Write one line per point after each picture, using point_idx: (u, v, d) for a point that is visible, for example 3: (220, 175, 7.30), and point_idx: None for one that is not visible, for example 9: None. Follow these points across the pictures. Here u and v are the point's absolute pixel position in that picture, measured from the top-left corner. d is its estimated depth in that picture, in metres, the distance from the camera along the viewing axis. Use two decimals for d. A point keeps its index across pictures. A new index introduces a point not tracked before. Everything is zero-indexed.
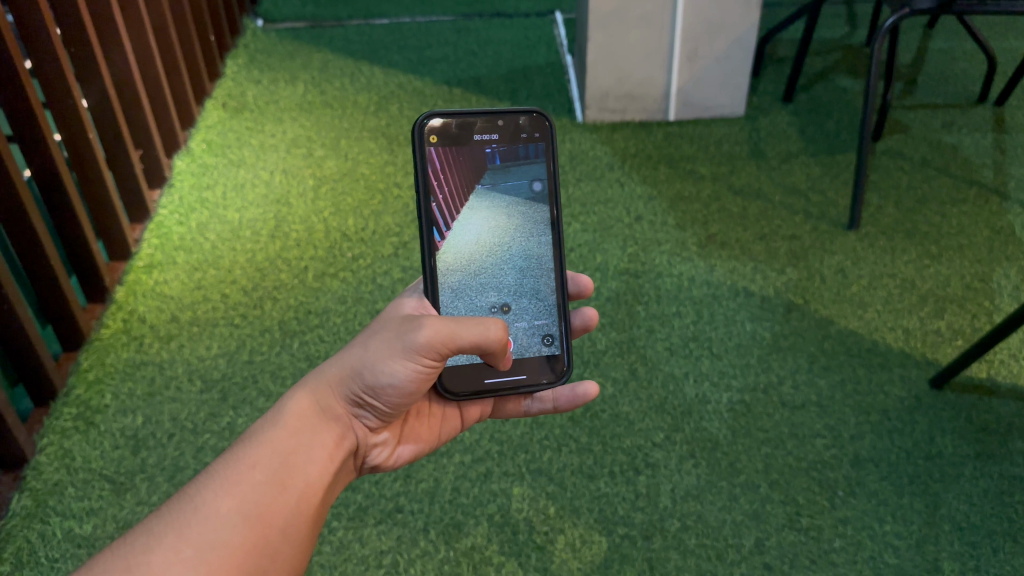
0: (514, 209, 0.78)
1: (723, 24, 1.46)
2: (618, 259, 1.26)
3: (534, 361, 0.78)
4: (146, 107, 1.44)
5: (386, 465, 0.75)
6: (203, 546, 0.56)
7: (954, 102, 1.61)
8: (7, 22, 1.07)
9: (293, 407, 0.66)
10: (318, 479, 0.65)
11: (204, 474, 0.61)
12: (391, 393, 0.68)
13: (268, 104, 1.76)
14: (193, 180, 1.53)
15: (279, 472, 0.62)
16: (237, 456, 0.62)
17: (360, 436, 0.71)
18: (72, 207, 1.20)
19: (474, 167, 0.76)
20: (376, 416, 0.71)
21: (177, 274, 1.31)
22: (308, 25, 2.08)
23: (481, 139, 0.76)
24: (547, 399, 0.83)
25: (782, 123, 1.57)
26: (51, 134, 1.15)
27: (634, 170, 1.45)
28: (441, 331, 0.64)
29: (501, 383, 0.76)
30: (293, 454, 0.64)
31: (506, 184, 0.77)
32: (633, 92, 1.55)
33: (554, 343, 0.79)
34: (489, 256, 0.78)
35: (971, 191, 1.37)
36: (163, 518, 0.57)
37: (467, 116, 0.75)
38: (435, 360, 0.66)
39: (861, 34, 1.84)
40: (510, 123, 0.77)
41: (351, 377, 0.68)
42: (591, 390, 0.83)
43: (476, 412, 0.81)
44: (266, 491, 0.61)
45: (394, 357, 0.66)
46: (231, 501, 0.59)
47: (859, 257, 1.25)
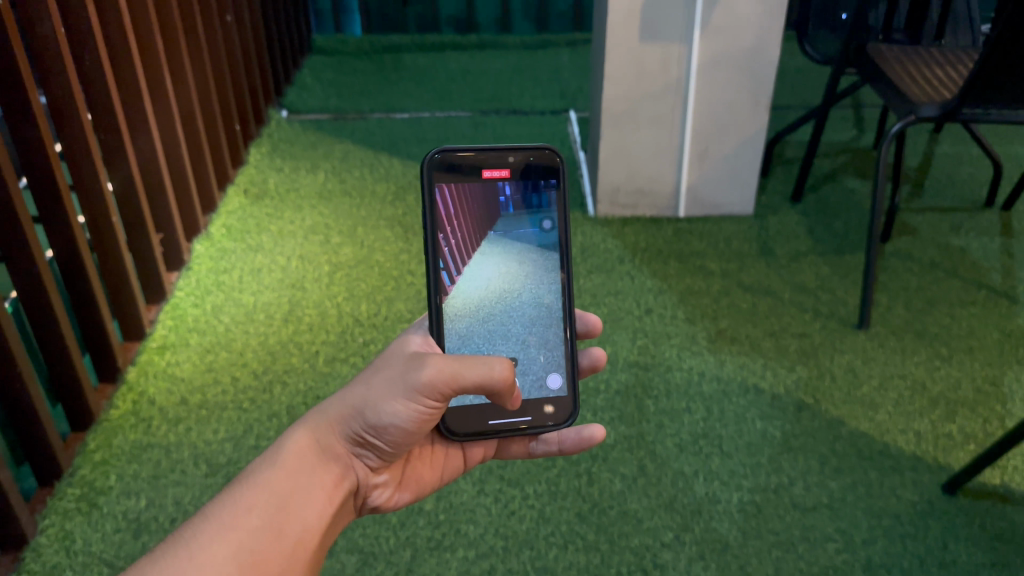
0: (525, 247, 0.79)
1: (732, 126, 1.50)
2: (628, 351, 1.27)
3: (539, 401, 0.79)
4: (169, 193, 1.48)
5: (386, 505, 0.76)
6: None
7: (961, 205, 1.63)
8: (43, 109, 1.11)
9: (294, 448, 0.67)
10: (316, 520, 0.65)
11: (198, 519, 0.61)
12: (392, 433, 0.68)
13: (288, 191, 1.80)
14: (211, 263, 1.56)
15: (276, 513, 0.63)
16: (233, 498, 0.62)
17: (359, 476, 0.71)
18: (91, 288, 1.22)
19: (485, 206, 0.77)
20: (376, 456, 0.71)
21: (189, 355, 1.32)
22: (331, 117, 2.15)
23: (490, 177, 0.77)
24: (553, 441, 0.83)
25: (791, 222, 1.59)
26: (75, 215, 1.18)
27: (644, 264, 1.47)
28: (445, 371, 0.65)
29: (505, 425, 0.77)
30: (290, 496, 0.64)
31: (516, 223, 0.79)
32: (644, 188, 1.58)
33: (560, 384, 0.80)
34: (500, 299, 0.79)
35: (980, 294, 1.38)
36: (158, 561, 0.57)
37: (476, 153, 0.76)
38: (438, 400, 0.67)
39: (868, 138, 1.89)
40: (519, 160, 0.78)
41: (352, 417, 0.68)
42: (596, 433, 0.82)
43: (478, 454, 0.82)
44: (261, 537, 0.61)
45: (396, 397, 0.66)
46: (227, 544, 0.59)
47: (869, 357, 1.25)
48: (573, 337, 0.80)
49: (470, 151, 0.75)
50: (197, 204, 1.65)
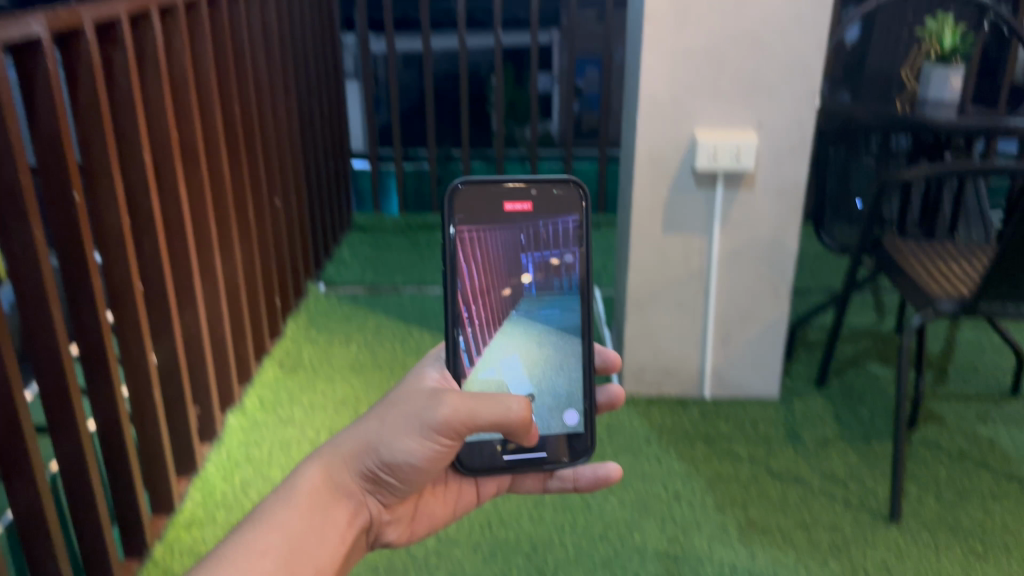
0: (547, 276, 0.87)
1: (754, 312, 1.54)
2: (656, 539, 1.26)
3: (557, 440, 0.88)
4: (208, 369, 1.53)
5: (397, 535, 0.87)
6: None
7: (987, 393, 1.64)
8: (101, 287, 1.18)
9: (316, 481, 0.77)
10: (331, 541, 0.75)
11: (232, 539, 0.71)
12: (404, 469, 0.79)
13: (321, 364, 1.85)
14: (243, 436, 1.59)
15: (298, 535, 0.73)
16: (262, 521, 0.73)
17: (374, 510, 0.83)
18: (127, 461, 1.25)
19: (507, 244, 0.86)
20: (389, 492, 0.82)
21: (217, 533, 1.32)
22: (366, 291, 2.24)
23: (513, 208, 0.86)
24: (568, 479, 0.93)
25: (817, 407, 1.60)
26: (120, 388, 1.22)
27: (671, 446, 1.48)
28: (459, 411, 0.76)
29: (522, 461, 0.86)
30: (309, 521, 0.75)
31: (542, 252, 0.87)
32: (670, 369, 1.60)
33: (577, 421, 0.88)
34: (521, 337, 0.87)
35: (1012, 487, 1.36)
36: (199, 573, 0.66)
37: (498, 186, 0.85)
38: (449, 439, 0.78)
39: (889, 322, 1.93)
40: (542, 191, 0.86)
41: (368, 453, 0.79)
42: (610, 472, 0.92)
43: (491, 489, 0.93)
44: (283, 551, 0.71)
45: (411, 433, 0.77)
46: (262, 555, 0.69)
47: (903, 552, 1.23)
48: (591, 383, 0.88)
49: (491, 182, 0.85)
50: (234, 377, 1.69)
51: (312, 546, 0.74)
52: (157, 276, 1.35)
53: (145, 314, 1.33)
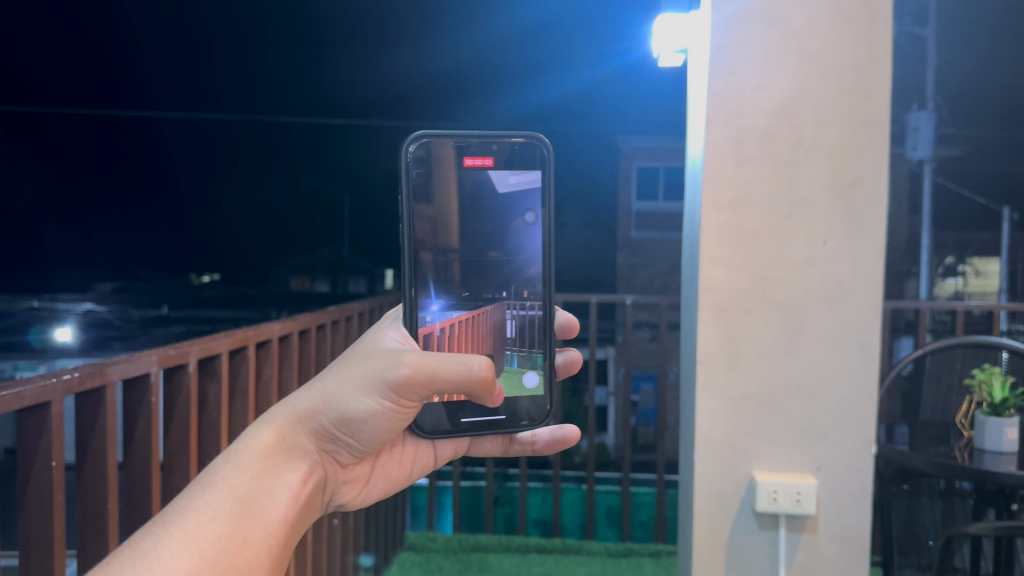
0: (507, 225, 1.07)
1: None
2: None
3: (518, 402, 1.04)
4: None
5: (349, 495, 0.95)
6: (215, 541, 0.70)
7: None
8: None
9: (273, 439, 0.83)
10: (290, 492, 0.81)
11: (186, 498, 0.74)
12: (357, 420, 0.87)
13: None
14: None
15: (257, 484, 0.78)
16: (217, 475, 0.77)
17: (331, 465, 0.89)
18: None
19: (469, 189, 1.07)
20: (343, 449, 0.89)
21: None
22: None
23: (473, 163, 1.08)
24: (528, 442, 1.08)
25: None
26: None
27: None
28: (424, 369, 0.85)
29: (480, 421, 1.02)
30: (268, 474, 0.80)
31: (502, 204, 1.07)
32: None
33: (535, 381, 1.05)
34: (500, 364, 1.04)
35: None
36: (158, 530, 0.70)
37: (462, 145, 1.06)
38: (411, 394, 0.86)
39: None
40: (503, 147, 1.08)
41: (322, 411, 0.86)
42: (569, 431, 1.08)
43: (448, 451, 1.06)
44: (241, 498, 0.76)
45: (369, 392, 0.86)
46: (222, 503, 0.74)
47: None
48: (551, 354, 1.04)
49: (459, 132, 1.03)
50: None
51: (271, 498, 0.78)
52: None
53: None
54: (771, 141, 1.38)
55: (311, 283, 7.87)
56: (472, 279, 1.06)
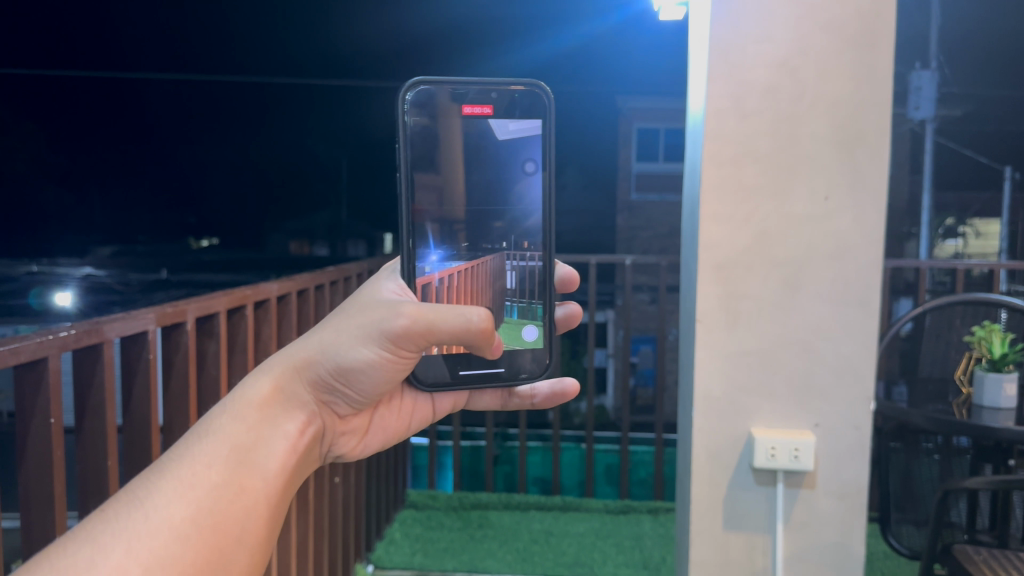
0: (507, 175, 1.06)
1: None
2: None
3: (517, 356, 1.04)
4: None
5: (346, 444, 0.94)
6: (215, 489, 0.69)
7: None
8: None
9: (271, 388, 0.81)
10: (288, 442, 0.79)
11: (182, 447, 0.72)
12: (356, 370, 0.86)
13: None
14: None
15: (255, 434, 0.76)
16: (215, 424, 0.75)
17: (328, 415, 0.88)
18: None
19: (467, 138, 1.06)
20: (343, 399, 0.88)
21: None
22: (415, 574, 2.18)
23: (472, 112, 1.06)
24: (527, 397, 1.06)
25: None
26: None
27: None
28: (423, 319, 0.84)
29: (479, 373, 1.02)
30: (267, 423, 0.78)
31: (503, 153, 1.06)
32: None
33: (535, 335, 1.05)
34: (501, 316, 1.04)
35: None
36: (156, 479, 0.68)
37: (461, 93, 1.05)
38: (411, 345, 0.86)
39: None
40: (503, 95, 1.06)
41: (320, 360, 0.84)
42: (569, 386, 1.07)
43: (447, 404, 1.04)
44: (239, 448, 0.74)
45: (368, 342, 0.85)
46: (218, 453, 0.72)
47: None
48: (551, 306, 1.04)
49: (457, 79, 1.02)
50: None
51: (268, 448, 0.77)
52: None
53: None
54: (773, 96, 1.36)
55: (311, 246, 7.88)
56: (473, 230, 1.06)
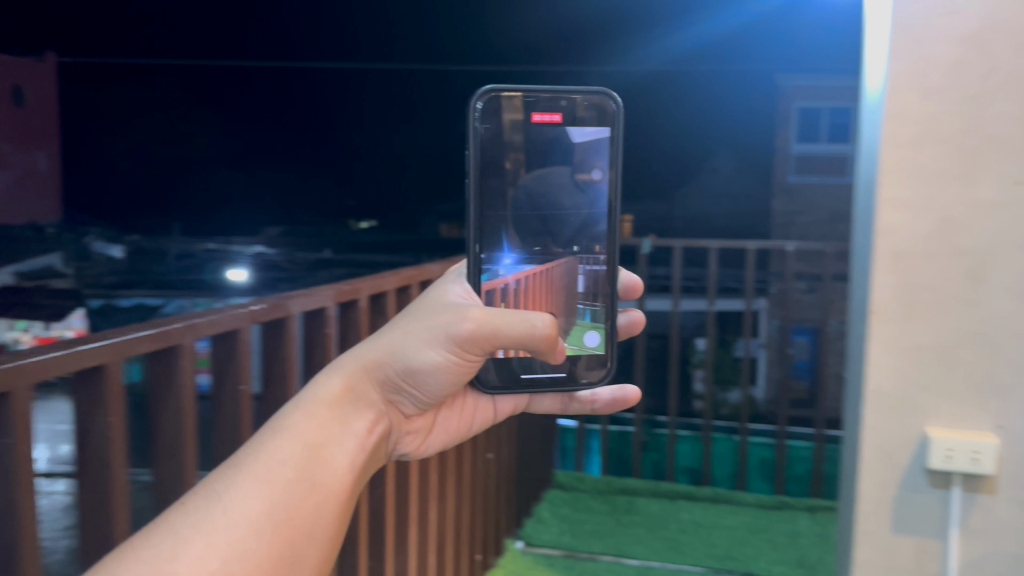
0: (574, 178, 1.03)
1: None
2: None
3: (578, 362, 1.02)
4: None
5: (411, 445, 0.94)
6: (294, 487, 0.70)
7: None
8: None
9: (340, 389, 0.81)
10: (356, 441, 0.79)
11: (255, 445, 0.73)
12: (423, 371, 0.84)
13: None
14: None
15: (325, 433, 0.76)
16: (286, 423, 0.76)
17: (395, 415, 0.87)
18: None
19: (534, 143, 1.04)
20: (410, 400, 0.87)
21: None
22: (563, 553, 2.20)
23: (543, 118, 1.05)
24: (589, 401, 1.03)
25: None
26: None
27: None
28: (487, 324, 0.82)
29: (541, 377, 1.00)
30: (335, 423, 0.78)
31: (569, 159, 1.04)
32: None
33: (598, 342, 1.02)
34: (571, 318, 1.02)
35: None
36: (237, 474, 0.69)
37: (529, 100, 1.03)
38: (474, 350, 0.84)
39: None
40: (572, 102, 1.04)
41: (389, 361, 0.84)
42: (631, 394, 1.03)
43: (507, 406, 1.02)
44: (310, 446, 0.74)
45: (434, 345, 0.84)
46: (290, 451, 0.73)
47: None
48: (614, 309, 1.01)
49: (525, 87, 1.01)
50: None
51: (339, 446, 0.77)
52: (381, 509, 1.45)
53: (365, 548, 1.41)
54: (961, 71, 1.27)
55: None
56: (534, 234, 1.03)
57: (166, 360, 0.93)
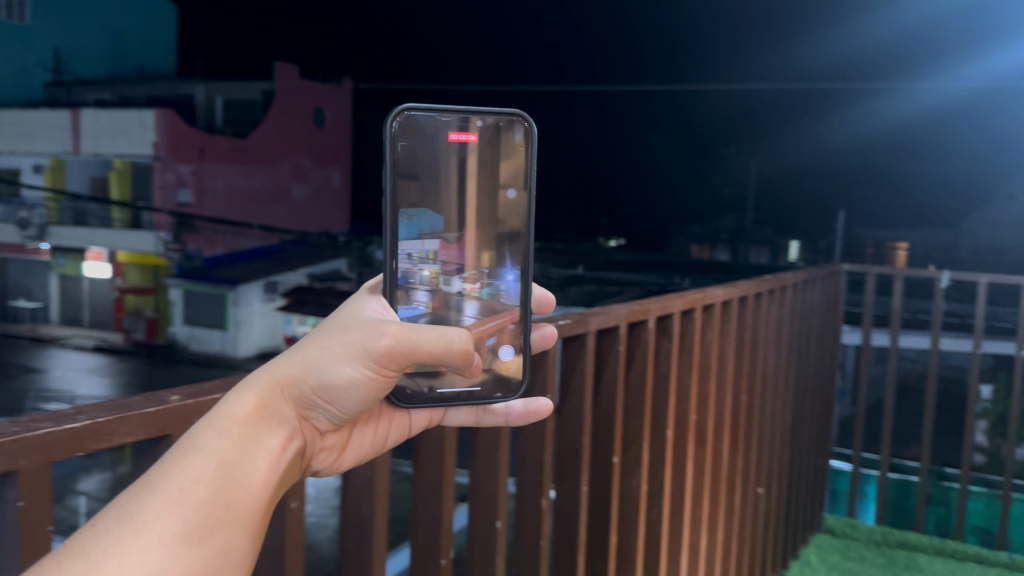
0: (491, 204, 0.86)
1: None
2: None
3: (491, 376, 0.85)
4: None
5: (328, 466, 0.73)
6: (200, 539, 0.52)
7: None
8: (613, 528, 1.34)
9: (243, 411, 0.60)
10: (261, 476, 0.59)
11: (122, 503, 0.52)
12: (342, 388, 0.65)
13: None
14: None
15: (224, 472, 0.56)
16: (165, 469, 0.54)
17: (306, 438, 0.67)
18: None
19: (451, 164, 0.84)
20: (327, 417, 0.67)
21: None
22: None
23: (461, 139, 0.85)
24: (500, 414, 0.85)
25: None
26: None
27: None
28: (407, 337, 0.64)
29: (453, 393, 0.81)
30: (240, 458, 0.58)
31: (488, 179, 0.86)
32: None
33: (510, 357, 0.86)
34: (493, 335, 0.86)
35: None
36: (115, 526, 0.50)
37: (441, 118, 0.83)
38: (397, 367, 0.65)
39: None
40: (489, 123, 0.86)
41: (300, 380, 0.64)
42: (544, 408, 0.87)
43: (424, 418, 0.82)
44: (205, 497, 0.54)
45: (350, 358, 0.64)
46: (176, 510, 0.52)
47: None
48: (527, 324, 0.86)
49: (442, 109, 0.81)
50: None
51: (242, 489, 0.57)
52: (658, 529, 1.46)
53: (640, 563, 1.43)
54: None
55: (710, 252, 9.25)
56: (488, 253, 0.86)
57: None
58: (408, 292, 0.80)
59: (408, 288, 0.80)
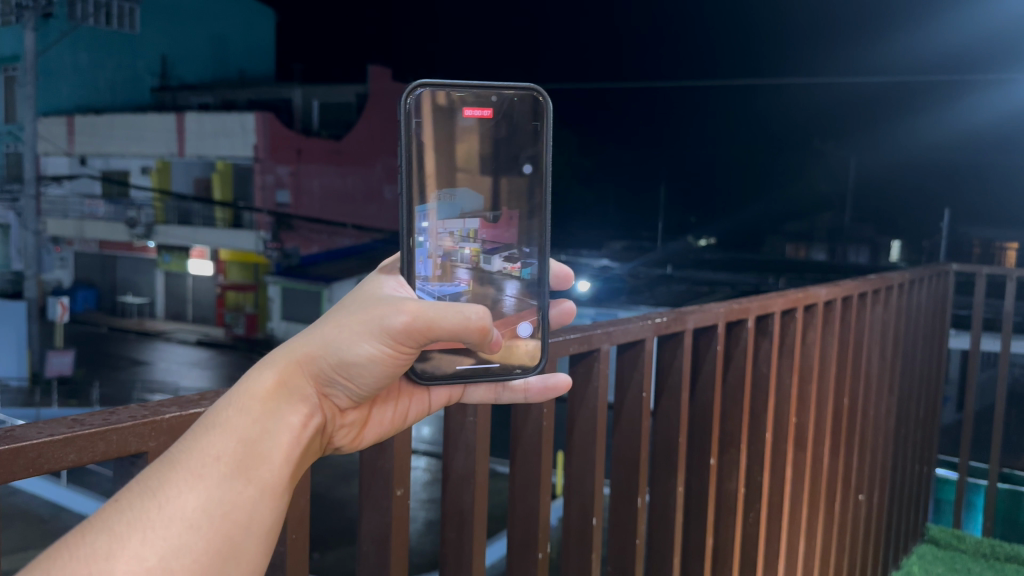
0: (504, 181, 0.85)
1: None
2: None
3: (512, 353, 0.81)
4: None
5: (353, 444, 0.72)
6: (222, 518, 0.54)
7: None
8: (708, 525, 1.32)
9: (269, 387, 0.60)
10: (279, 460, 0.59)
11: (139, 489, 0.53)
12: (362, 367, 0.64)
13: None
14: None
15: (240, 456, 0.57)
16: (184, 455, 0.55)
17: (329, 416, 0.66)
18: None
19: (466, 136, 0.83)
20: (347, 395, 0.66)
21: None
22: None
23: (474, 115, 0.83)
24: (519, 390, 0.83)
25: None
26: None
27: None
28: (423, 315, 0.62)
29: (473, 369, 0.78)
30: (257, 442, 0.58)
31: (500, 156, 0.85)
32: None
33: (530, 332, 0.83)
34: (514, 309, 0.84)
35: None
36: (137, 504, 0.52)
37: (455, 93, 0.81)
38: (414, 345, 0.64)
39: None
40: (503, 99, 0.84)
41: (321, 357, 0.63)
42: (562, 383, 0.85)
43: (443, 395, 0.79)
44: (219, 485, 0.55)
45: (367, 336, 0.63)
46: (189, 505, 0.53)
47: None
48: (545, 302, 0.85)
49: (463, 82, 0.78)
50: None
51: (263, 467, 0.57)
52: (754, 529, 1.44)
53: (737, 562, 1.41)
54: None
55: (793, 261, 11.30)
56: (527, 230, 0.86)
57: (588, 362, 1.11)
58: (448, 269, 0.82)
59: (449, 266, 0.82)
